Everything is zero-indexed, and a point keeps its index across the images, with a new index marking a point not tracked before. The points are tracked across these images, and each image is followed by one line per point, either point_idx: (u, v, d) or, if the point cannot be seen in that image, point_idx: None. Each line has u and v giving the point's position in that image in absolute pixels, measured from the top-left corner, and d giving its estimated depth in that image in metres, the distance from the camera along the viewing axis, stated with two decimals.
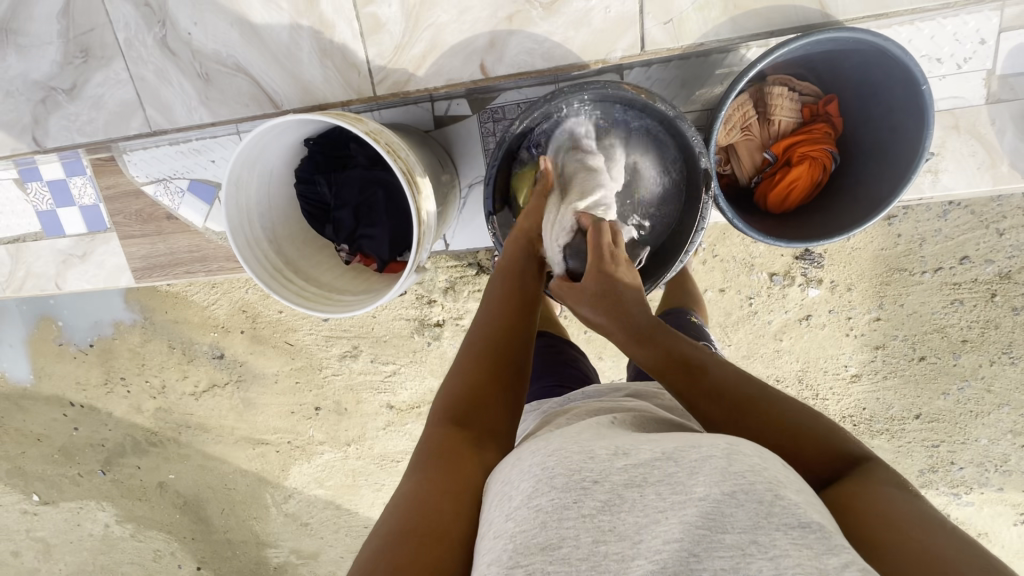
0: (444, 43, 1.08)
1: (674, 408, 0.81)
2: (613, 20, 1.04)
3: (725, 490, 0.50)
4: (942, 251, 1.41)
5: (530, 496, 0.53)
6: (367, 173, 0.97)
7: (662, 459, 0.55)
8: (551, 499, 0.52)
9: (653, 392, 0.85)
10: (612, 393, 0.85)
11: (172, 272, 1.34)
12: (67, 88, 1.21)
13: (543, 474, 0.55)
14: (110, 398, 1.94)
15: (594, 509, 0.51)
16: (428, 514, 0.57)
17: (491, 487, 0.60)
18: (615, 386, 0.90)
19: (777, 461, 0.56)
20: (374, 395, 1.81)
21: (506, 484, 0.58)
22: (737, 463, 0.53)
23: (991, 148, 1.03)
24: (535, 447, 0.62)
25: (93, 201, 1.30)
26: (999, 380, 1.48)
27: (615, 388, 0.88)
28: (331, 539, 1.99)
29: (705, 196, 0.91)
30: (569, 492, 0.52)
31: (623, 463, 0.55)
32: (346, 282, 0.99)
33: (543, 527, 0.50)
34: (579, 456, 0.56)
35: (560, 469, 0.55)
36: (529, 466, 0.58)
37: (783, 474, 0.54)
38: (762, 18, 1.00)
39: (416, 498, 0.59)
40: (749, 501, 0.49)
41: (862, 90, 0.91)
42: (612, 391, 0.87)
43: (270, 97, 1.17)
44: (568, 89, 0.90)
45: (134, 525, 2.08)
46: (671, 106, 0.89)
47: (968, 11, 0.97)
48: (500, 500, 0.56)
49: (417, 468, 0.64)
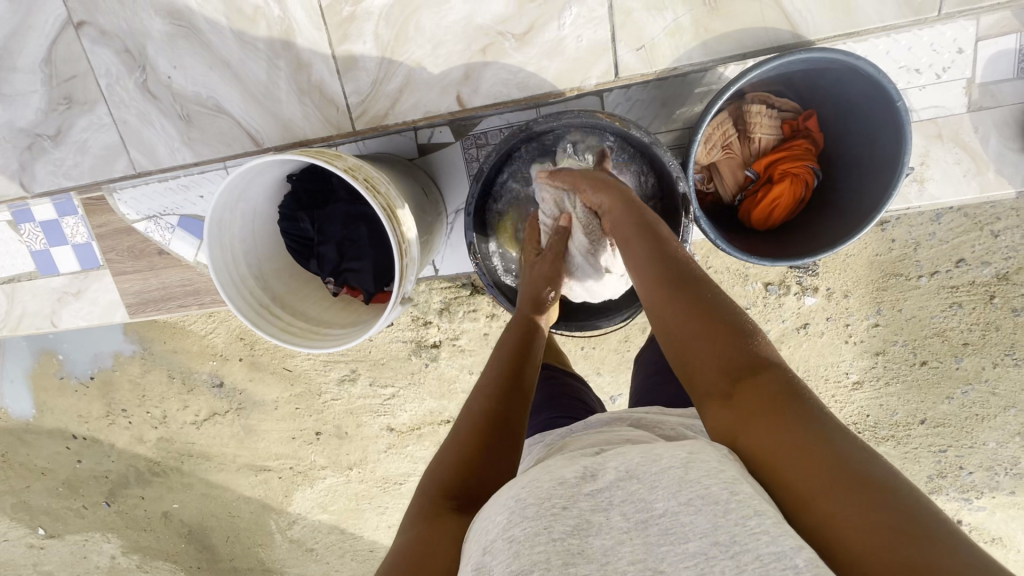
0: (420, 77, 1.09)
1: (675, 437, 0.75)
2: (586, 48, 1.04)
3: (683, 500, 0.50)
4: (937, 255, 1.40)
5: (506, 528, 0.52)
6: (350, 208, 0.97)
7: (625, 478, 0.55)
8: (524, 527, 0.51)
9: (659, 420, 0.82)
10: (614, 424, 0.83)
11: (165, 306, 1.34)
12: (53, 134, 1.23)
13: (516, 504, 0.54)
14: (112, 430, 1.94)
15: (565, 533, 0.50)
16: (420, 561, 0.59)
17: (475, 525, 0.59)
18: (621, 415, 0.87)
19: (734, 463, 0.55)
20: (374, 418, 1.80)
21: (487, 516, 0.57)
22: (693, 471, 0.53)
23: (975, 155, 1.02)
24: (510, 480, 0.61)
25: (85, 241, 1.31)
26: (1003, 383, 1.46)
27: (618, 420, 0.84)
28: (337, 564, 1.98)
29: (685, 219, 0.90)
30: (540, 519, 0.51)
31: (590, 489, 0.55)
32: (333, 316, 0.99)
33: (514, 558, 0.49)
34: (550, 483, 0.55)
35: (531, 498, 0.53)
36: (507, 496, 0.56)
37: (740, 476, 0.53)
38: (733, 40, 1.01)
39: (412, 550, 0.61)
40: (705, 504, 0.49)
41: (839, 105, 0.90)
42: (614, 423, 0.84)
43: (251, 135, 1.18)
44: (544, 118, 0.91)
45: (140, 556, 2.08)
46: (647, 132, 0.89)
47: (943, 23, 0.98)
48: (479, 533, 0.55)
49: (413, 524, 0.65)
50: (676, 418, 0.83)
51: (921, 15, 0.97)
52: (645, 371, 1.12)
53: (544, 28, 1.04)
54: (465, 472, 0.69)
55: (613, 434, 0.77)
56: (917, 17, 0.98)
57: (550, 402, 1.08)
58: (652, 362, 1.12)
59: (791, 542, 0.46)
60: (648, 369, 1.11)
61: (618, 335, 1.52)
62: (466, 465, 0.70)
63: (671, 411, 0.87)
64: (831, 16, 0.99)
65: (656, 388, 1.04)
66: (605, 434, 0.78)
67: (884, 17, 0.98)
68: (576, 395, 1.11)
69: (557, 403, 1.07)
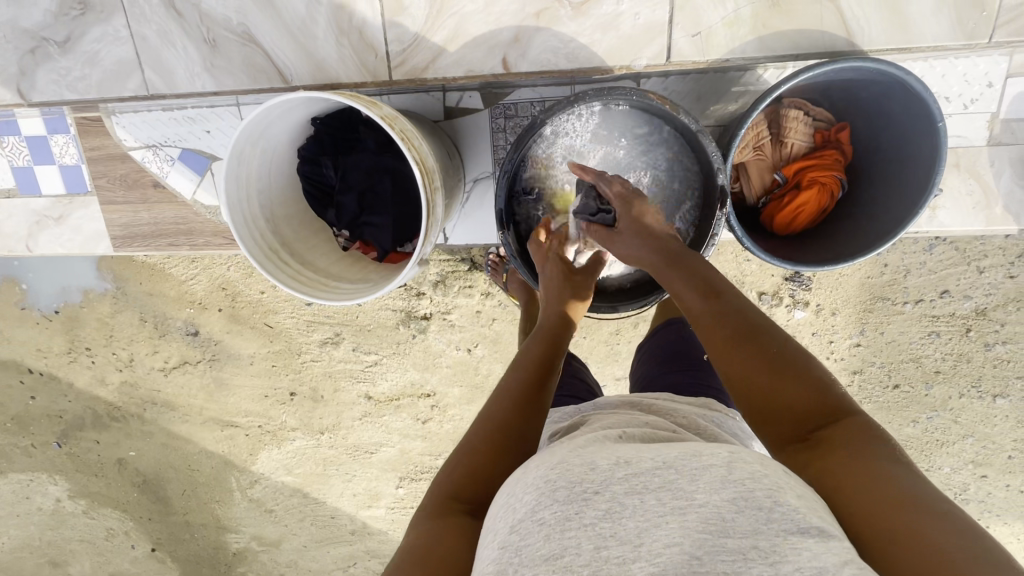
0: (467, 32, 1.06)
1: (689, 427, 0.75)
2: (642, 26, 1.03)
3: (725, 498, 0.50)
4: (924, 284, 1.46)
5: (534, 510, 0.53)
6: (375, 158, 0.93)
7: (661, 467, 0.54)
8: (555, 511, 0.52)
9: (672, 407, 0.80)
10: (627, 408, 0.81)
11: (153, 244, 1.29)
12: (60, 41, 1.15)
13: (546, 487, 0.54)
14: (72, 369, 1.86)
15: (596, 519, 0.51)
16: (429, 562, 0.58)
17: (497, 503, 0.59)
18: (629, 400, 0.85)
19: (778, 467, 0.56)
20: (353, 384, 1.77)
21: (512, 495, 0.57)
22: (738, 472, 0.53)
23: (987, 189, 1.06)
24: (538, 461, 0.60)
25: (74, 162, 1.24)
26: (965, 412, 1.54)
27: (626, 404, 0.83)
28: (295, 527, 1.96)
29: (719, 214, 0.90)
30: (571, 504, 0.52)
31: (623, 473, 0.54)
32: (343, 269, 0.95)
33: (546, 541, 0.50)
34: (581, 467, 0.56)
35: (563, 481, 0.54)
36: (534, 478, 0.57)
37: (784, 480, 0.53)
38: (789, 39, 1.01)
39: (422, 549, 0.60)
40: (749, 507, 0.49)
41: (875, 119, 0.91)
42: (624, 406, 0.82)
43: (279, 70, 1.12)
44: (595, 91, 0.88)
45: (88, 502, 2.00)
46: (695, 120, 0.89)
47: (979, 54, 1.00)
48: (506, 510, 0.56)
49: (426, 518, 0.65)
50: (686, 406, 0.82)
51: (973, 40, 0.99)
52: (640, 358, 1.11)
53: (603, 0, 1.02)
54: (476, 478, 0.67)
55: (637, 416, 0.76)
56: (967, 43, 0.99)
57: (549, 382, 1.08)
58: (655, 350, 1.08)
59: (831, 560, 0.46)
60: (650, 357, 1.07)
61: (609, 327, 1.54)
62: (492, 449, 0.70)
63: (680, 399, 0.85)
64: (886, 28, 0.99)
65: (661, 378, 0.99)
66: (627, 415, 0.77)
67: (937, 37, 0.99)
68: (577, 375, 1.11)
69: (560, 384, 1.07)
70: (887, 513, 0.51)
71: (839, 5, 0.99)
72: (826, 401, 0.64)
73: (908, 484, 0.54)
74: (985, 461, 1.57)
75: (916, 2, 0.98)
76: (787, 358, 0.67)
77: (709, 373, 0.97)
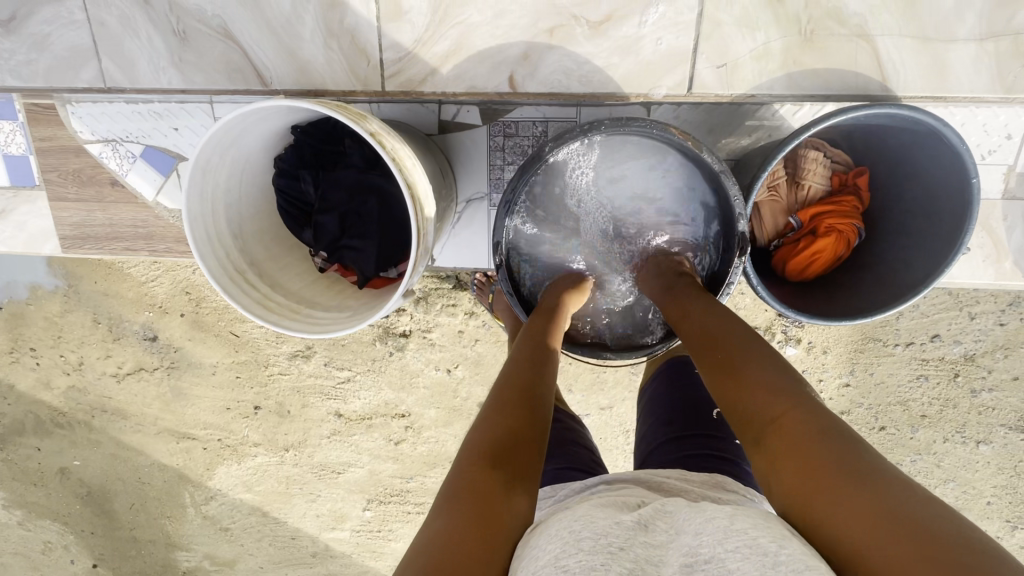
0: (471, 45, 0.98)
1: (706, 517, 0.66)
2: (662, 54, 0.97)
3: (729, 547, 0.49)
4: (916, 327, 1.44)
5: (558, 557, 0.51)
6: (362, 176, 0.85)
7: (678, 533, 0.54)
8: (581, 559, 0.50)
9: (682, 488, 0.71)
10: (631, 485, 0.72)
11: (108, 246, 1.17)
12: (11, 18, 1.03)
13: (570, 537, 0.54)
14: (14, 369, 1.70)
15: (620, 573, 0.48)
16: (480, 531, 0.57)
17: (522, 550, 0.57)
18: (634, 475, 0.76)
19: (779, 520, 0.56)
20: (322, 400, 1.66)
21: (535, 547, 0.55)
22: (740, 522, 0.53)
23: (998, 243, 1.03)
24: (560, 518, 0.60)
25: (21, 152, 1.12)
26: (949, 457, 1.52)
27: (634, 479, 0.74)
28: (252, 547, 1.83)
29: (738, 261, 0.84)
30: (597, 554, 0.50)
31: (647, 537, 0.53)
32: (318, 293, 0.86)
33: None
34: (606, 522, 0.56)
35: (589, 533, 0.53)
36: (558, 530, 0.56)
37: (787, 534, 0.52)
38: (819, 78, 0.96)
39: (466, 518, 0.58)
40: (754, 554, 0.48)
41: (897, 167, 0.87)
42: (631, 482, 0.73)
43: (260, 72, 1.02)
44: (612, 121, 0.80)
45: (24, 513, 1.84)
46: (718, 158, 0.83)
47: (1000, 105, 0.97)
48: (527, 560, 0.54)
49: (461, 490, 0.62)
50: (699, 486, 0.72)
51: (1011, 94, 0.96)
52: (644, 419, 1.01)
53: (622, 21, 0.96)
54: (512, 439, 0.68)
55: (642, 490, 0.69)
56: (1005, 95, 0.96)
57: (554, 451, 0.95)
58: (659, 404, 0.99)
59: None
60: (653, 410, 1.00)
61: None
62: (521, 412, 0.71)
63: (691, 478, 0.75)
64: (918, 72, 0.95)
65: (665, 447, 0.90)
66: (632, 489, 0.69)
67: (973, 85, 0.95)
68: (576, 437, 1.00)
69: (561, 453, 0.94)
70: (851, 515, 0.51)
71: (867, 44, 0.95)
72: (786, 398, 0.63)
73: (876, 487, 0.52)
74: (965, 507, 1.55)
75: (947, 47, 0.94)
76: (753, 366, 0.67)
77: (719, 441, 0.89)
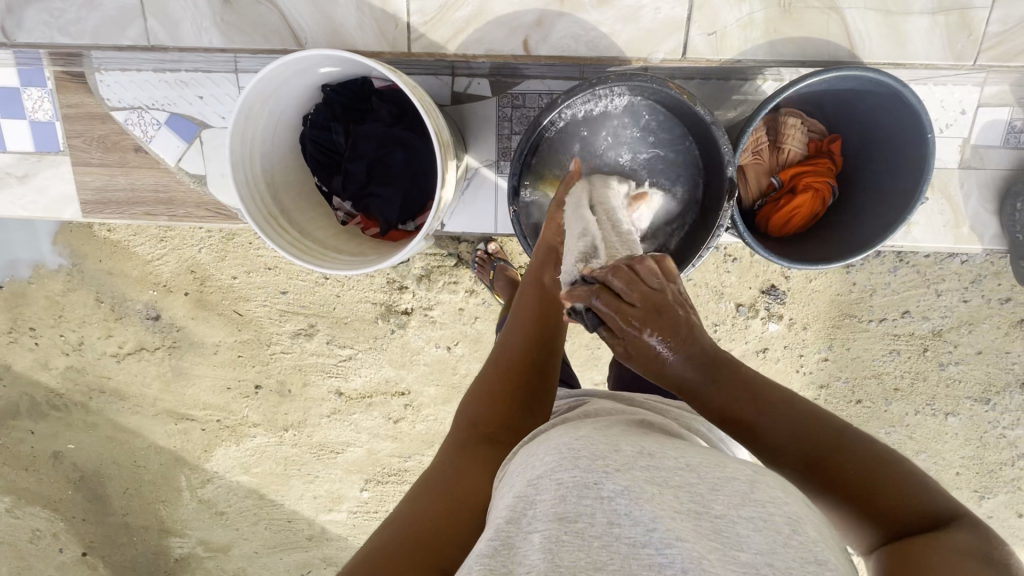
0: (490, 11, 1.07)
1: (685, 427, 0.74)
2: (661, 21, 1.07)
3: (744, 514, 0.48)
4: (888, 304, 1.54)
5: (553, 470, 0.54)
6: (389, 130, 0.92)
7: (682, 468, 0.54)
8: (573, 475, 0.52)
9: (662, 406, 0.79)
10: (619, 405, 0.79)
11: (128, 212, 1.22)
12: None
13: (569, 454, 0.55)
14: (12, 350, 1.72)
15: (614, 492, 0.50)
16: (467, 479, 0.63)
17: (520, 459, 0.61)
18: (616, 397, 0.83)
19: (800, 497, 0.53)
20: (324, 378, 1.71)
21: (532, 456, 0.59)
22: (759, 492, 0.50)
23: (956, 209, 1.16)
24: (564, 433, 0.62)
25: (47, 119, 1.17)
26: (920, 429, 1.61)
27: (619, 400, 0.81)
28: (247, 532, 1.84)
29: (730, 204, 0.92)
30: (591, 472, 0.52)
31: (645, 462, 0.54)
32: (340, 242, 0.92)
33: (561, 500, 0.50)
34: (607, 446, 0.57)
35: (586, 452, 0.55)
36: (558, 443, 0.59)
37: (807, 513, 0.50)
38: (798, 47, 1.07)
39: (452, 472, 0.64)
40: (765, 526, 0.47)
41: (866, 133, 0.98)
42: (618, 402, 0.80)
43: (294, 32, 1.10)
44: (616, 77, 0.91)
45: (14, 499, 1.83)
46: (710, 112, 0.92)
47: (956, 81, 1.10)
48: (525, 468, 0.58)
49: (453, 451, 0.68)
50: (675, 407, 0.80)
51: (959, 61, 1.07)
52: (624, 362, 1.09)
53: None
54: (498, 401, 0.72)
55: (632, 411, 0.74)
56: (954, 62, 1.08)
57: None
58: None
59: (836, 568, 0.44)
60: None
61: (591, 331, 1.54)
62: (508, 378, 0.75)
63: (668, 402, 0.83)
64: (886, 44, 1.07)
65: None
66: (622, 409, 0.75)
67: (929, 56, 1.07)
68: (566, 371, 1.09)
69: None
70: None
71: (843, 17, 1.06)
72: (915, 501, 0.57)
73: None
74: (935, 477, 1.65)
75: (911, 21, 1.06)
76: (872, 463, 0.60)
77: None
